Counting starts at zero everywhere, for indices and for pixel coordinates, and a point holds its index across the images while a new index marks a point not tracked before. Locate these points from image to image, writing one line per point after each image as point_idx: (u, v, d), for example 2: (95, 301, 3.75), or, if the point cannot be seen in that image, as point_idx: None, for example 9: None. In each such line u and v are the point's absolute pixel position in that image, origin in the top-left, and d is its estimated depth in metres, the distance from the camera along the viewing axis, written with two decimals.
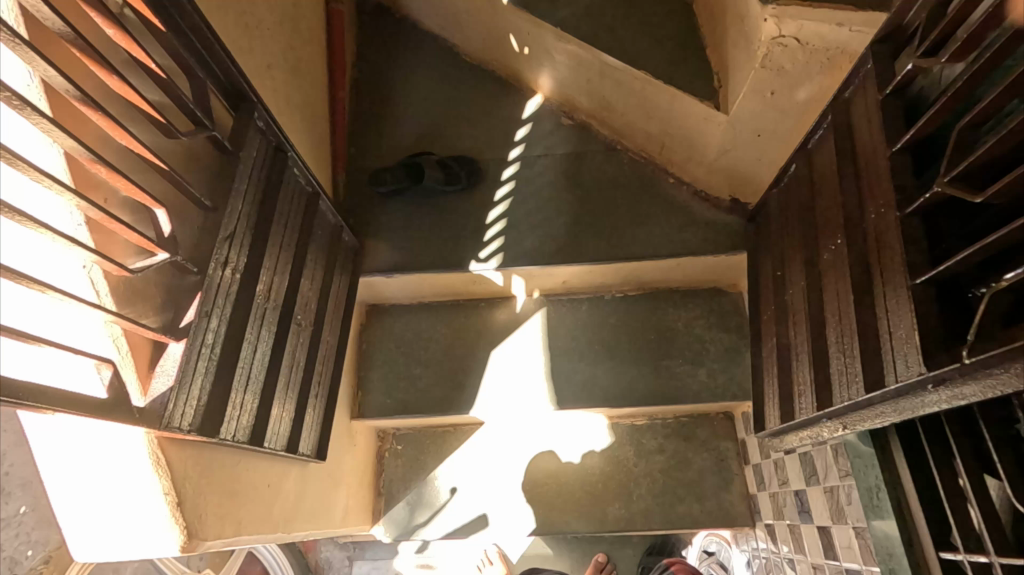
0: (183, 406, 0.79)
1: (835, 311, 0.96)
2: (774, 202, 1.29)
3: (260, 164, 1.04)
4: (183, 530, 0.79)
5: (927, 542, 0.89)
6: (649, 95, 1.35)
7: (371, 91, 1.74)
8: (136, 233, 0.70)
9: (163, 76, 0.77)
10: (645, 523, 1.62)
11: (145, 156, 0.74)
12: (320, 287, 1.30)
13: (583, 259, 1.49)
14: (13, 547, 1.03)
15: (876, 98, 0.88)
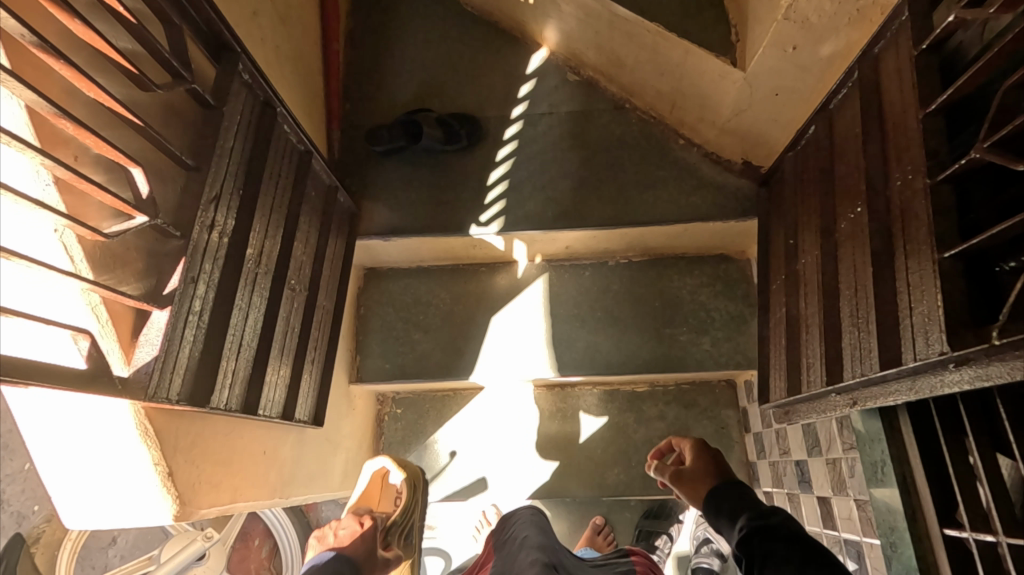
0: (169, 376, 0.76)
1: (851, 283, 0.92)
2: (791, 166, 1.23)
3: (247, 121, 0.98)
4: (175, 500, 0.78)
5: (931, 517, 0.88)
6: (662, 51, 1.27)
7: (367, 43, 1.65)
8: (110, 194, 0.66)
9: (133, 21, 0.70)
10: (643, 489, 1.63)
11: (117, 111, 0.69)
12: (314, 250, 1.25)
13: (586, 224, 1.44)
14: (20, 501, 1.11)
15: (909, 55, 0.81)
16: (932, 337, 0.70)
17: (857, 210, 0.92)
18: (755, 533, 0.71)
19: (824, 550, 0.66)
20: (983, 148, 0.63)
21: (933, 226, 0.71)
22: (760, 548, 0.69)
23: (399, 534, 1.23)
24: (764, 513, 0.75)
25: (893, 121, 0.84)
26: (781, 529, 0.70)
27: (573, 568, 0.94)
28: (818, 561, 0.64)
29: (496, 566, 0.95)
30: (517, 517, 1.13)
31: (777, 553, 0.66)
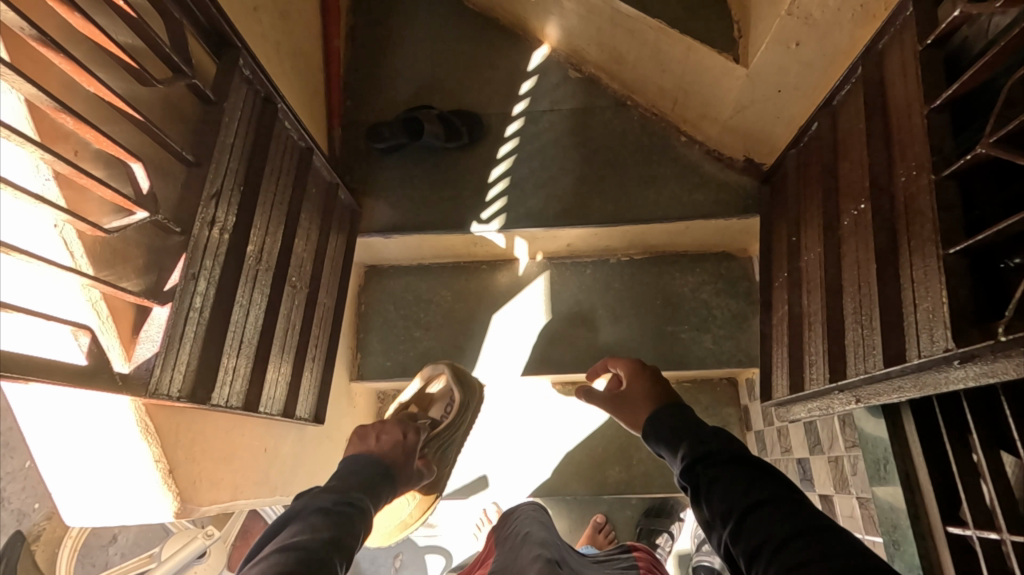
0: (170, 372, 0.76)
1: (854, 281, 0.91)
2: (793, 163, 1.22)
3: (248, 117, 0.97)
4: (176, 497, 0.78)
5: (934, 515, 0.88)
6: (663, 47, 1.26)
7: (367, 39, 1.65)
8: (110, 189, 0.65)
9: (133, 15, 0.70)
10: (644, 487, 1.63)
11: (117, 106, 0.68)
12: (315, 247, 1.25)
13: (587, 221, 1.44)
14: None
15: (914, 50, 0.80)
16: (937, 333, 0.69)
17: (861, 206, 0.91)
18: (696, 460, 0.72)
19: (765, 464, 0.69)
20: (989, 143, 0.63)
21: (938, 222, 0.70)
22: (704, 475, 0.70)
23: (435, 449, 1.22)
24: (701, 437, 0.76)
25: (898, 117, 0.84)
26: (721, 453, 0.72)
27: (575, 564, 0.93)
28: (763, 479, 0.66)
29: (498, 561, 0.95)
30: (519, 512, 1.12)
31: (723, 477, 0.68)
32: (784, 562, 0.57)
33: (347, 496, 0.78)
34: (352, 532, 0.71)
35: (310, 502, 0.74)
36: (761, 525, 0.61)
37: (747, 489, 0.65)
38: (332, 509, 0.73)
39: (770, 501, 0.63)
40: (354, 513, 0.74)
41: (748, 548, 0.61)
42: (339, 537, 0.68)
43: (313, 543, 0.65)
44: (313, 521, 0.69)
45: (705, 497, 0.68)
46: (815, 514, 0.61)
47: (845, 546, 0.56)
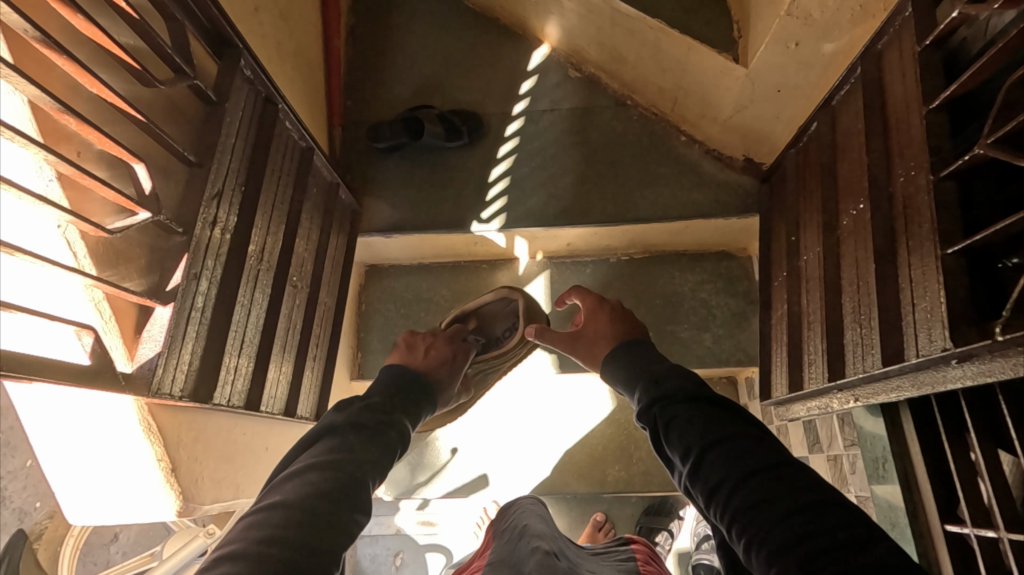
0: (172, 371, 0.76)
1: (853, 280, 0.92)
2: (792, 162, 1.23)
3: (249, 117, 0.98)
4: (178, 495, 0.79)
5: (932, 513, 0.89)
6: (663, 47, 1.27)
7: (367, 39, 1.65)
8: (113, 190, 0.66)
9: (136, 16, 0.70)
10: (644, 485, 1.63)
11: (120, 107, 0.69)
12: (316, 246, 1.25)
13: (587, 221, 1.44)
14: None
15: (913, 51, 0.81)
16: (934, 333, 0.70)
17: (860, 206, 0.92)
18: (654, 402, 0.74)
19: (721, 401, 0.71)
20: (987, 144, 0.63)
21: (936, 222, 0.71)
22: (663, 415, 0.71)
23: (477, 370, 1.15)
24: (658, 377, 0.78)
25: (897, 117, 0.84)
26: (678, 393, 0.73)
27: (575, 557, 0.93)
28: (719, 416, 0.68)
29: (496, 553, 0.94)
30: (518, 505, 1.12)
31: (681, 416, 0.69)
32: (743, 498, 0.59)
33: (387, 413, 0.76)
34: (386, 450, 0.71)
35: (351, 414, 0.73)
36: (719, 462, 0.63)
37: (704, 427, 0.67)
38: (371, 427, 0.72)
39: (728, 437, 0.65)
40: (391, 429, 0.73)
41: (706, 483, 0.63)
42: (372, 460, 0.68)
43: (344, 466, 0.65)
44: (349, 438, 0.69)
45: (664, 435, 0.70)
46: (771, 448, 0.64)
47: (799, 478, 0.59)
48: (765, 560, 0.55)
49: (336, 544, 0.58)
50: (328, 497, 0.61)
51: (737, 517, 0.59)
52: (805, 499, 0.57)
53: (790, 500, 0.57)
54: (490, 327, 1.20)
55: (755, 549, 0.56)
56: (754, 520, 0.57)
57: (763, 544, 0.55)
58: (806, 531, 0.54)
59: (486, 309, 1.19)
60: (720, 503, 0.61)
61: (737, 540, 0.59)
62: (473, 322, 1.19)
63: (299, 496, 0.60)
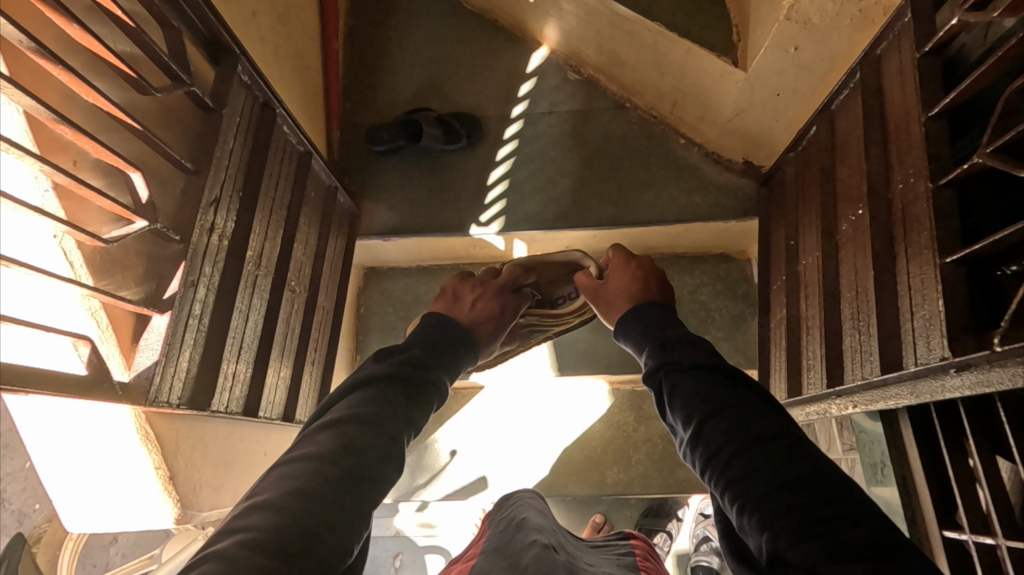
0: (170, 380, 0.76)
1: (851, 286, 0.92)
2: (791, 166, 1.23)
3: (247, 123, 0.97)
4: (176, 503, 0.79)
5: (930, 519, 0.89)
6: (663, 50, 1.26)
7: (366, 41, 1.64)
8: (109, 199, 0.66)
9: (131, 24, 0.70)
10: (644, 487, 1.63)
11: (116, 115, 0.68)
12: (314, 251, 1.25)
13: (586, 224, 1.44)
14: None
15: (912, 57, 0.80)
16: (933, 342, 0.70)
17: (859, 212, 0.91)
18: (662, 365, 0.72)
19: (729, 369, 0.70)
20: (986, 153, 0.63)
21: (935, 231, 0.71)
22: (669, 380, 0.70)
23: (522, 330, 1.09)
24: (666, 342, 0.76)
25: (896, 123, 0.84)
26: (684, 359, 0.72)
27: (573, 550, 0.93)
28: (722, 385, 0.67)
29: (493, 544, 0.93)
30: (515, 499, 1.12)
31: (687, 382, 0.68)
32: (740, 467, 0.59)
33: (421, 368, 0.74)
34: (418, 407, 0.70)
35: (382, 369, 0.72)
36: (719, 430, 0.63)
37: (709, 395, 0.66)
38: (411, 384, 0.71)
39: (732, 407, 0.64)
40: (423, 387, 0.72)
41: (705, 449, 0.63)
42: (403, 417, 0.67)
43: (373, 422, 0.64)
44: (379, 394, 0.68)
45: (668, 399, 0.69)
46: (773, 419, 0.63)
47: (797, 452, 0.59)
48: (757, 528, 0.56)
49: (361, 499, 0.58)
50: (355, 454, 0.60)
51: (733, 485, 0.59)
52: (802, 473, 0.57)
53: (786, 471, 0.57)
54: (552, 287, 1.08)
55: (749, 515, 0.57)
56: (749, 489, 0.58)
57: (757, 512, 0.56)
58: (800, 502, 0.55)
59: (549, 266, 1.07)
60: (717, 470, 0.61)
61: (731, 506, 0.59)
62: (533, 277, 1.06)
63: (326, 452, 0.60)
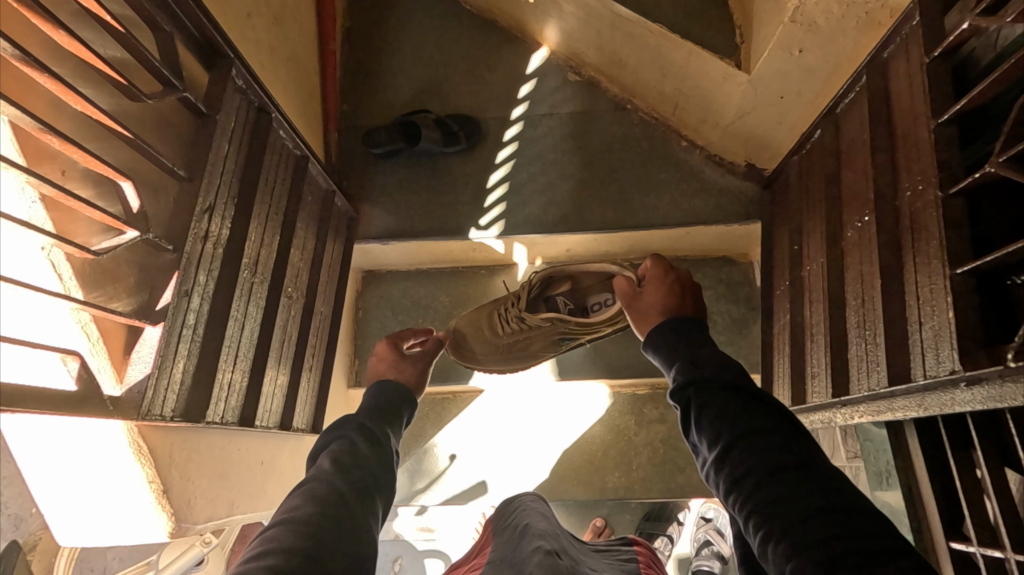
0: (163, 393, 0.75)
1: (857, 294, 0.90)
2: (795, 170, 1.21)
3: (242, 128, 0.96)
4: (171, 517, 0.77)
5: (937, 530, 0.87)
6: (665, 52, 1.24)
7: (364, 42, 1.62)
8: (98, 210, 0.64)
9: (120, 29, 0.69)
10: (644, 492, 1.62)
11: (106, 123, 0.67)
12: (312, 256, 1.23)
13: (587, 228, 1.42)
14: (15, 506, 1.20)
15: (921, 62, 0.79)
16: (943, 353, 0.68)
17: (865, 218, 0.90)
18: (690, 383, 0.72)
19: (759, 393, 0.69)
20: (999, 162, 0.62)
21: (945, 240, 0.69)
22: (697, 398, 0.70)
23: (544, 336, 1.21)
24: (698, 359, 0.76)
25: (904, 129, 0.82)
26: (715, 378, 0.72)
27: (577, 556, 0.92)
28: (753, 410, 0.67)
29: (498, 553, 0.92)
30: (519, 504, 1.11)
31: (716, 403, 0.68)
32: (767, 494, 0.60)
33: (372, 429, 0.86)
34: (377, 465, 0.81)
35: (335, 436, 0.83)
36: (747, 454, 0.63)
37: (738, 419, 0.66)
38: (371, 436, 0.84)
39: (761, 432, 0.65)
40: (377, 446, 0.83)
41: (731, 473, 0.63)
42: (369, 466, 0.79)
43: (347, 471, 0.76)
44: (338, 454, 0.78)
45: (696, 418, 0.69)
46: (802, 447, 0.63)
47: (825, 482, 0.60)
48: (781, 556, 0.56)
49: (343, 546, 0.67)
50: (330, 509, 0.70)
51: (757, 511, 0.60)
52: (829, 505, 0.57)
53: (813, 502, 0.58)
54: (584, 295, 1.20)
55: (773, 544, 0.57)
56: (776, 516, 0.58)
57: (781, 541, 0.56)
58: (826, 534, 0.55)
59: (585, 276, 1.20)
60: (741, 494, 0.62)
61: (753, 534, 0.60)
62: (566, 285, 1.21)
63: (312, 509, 0.70)
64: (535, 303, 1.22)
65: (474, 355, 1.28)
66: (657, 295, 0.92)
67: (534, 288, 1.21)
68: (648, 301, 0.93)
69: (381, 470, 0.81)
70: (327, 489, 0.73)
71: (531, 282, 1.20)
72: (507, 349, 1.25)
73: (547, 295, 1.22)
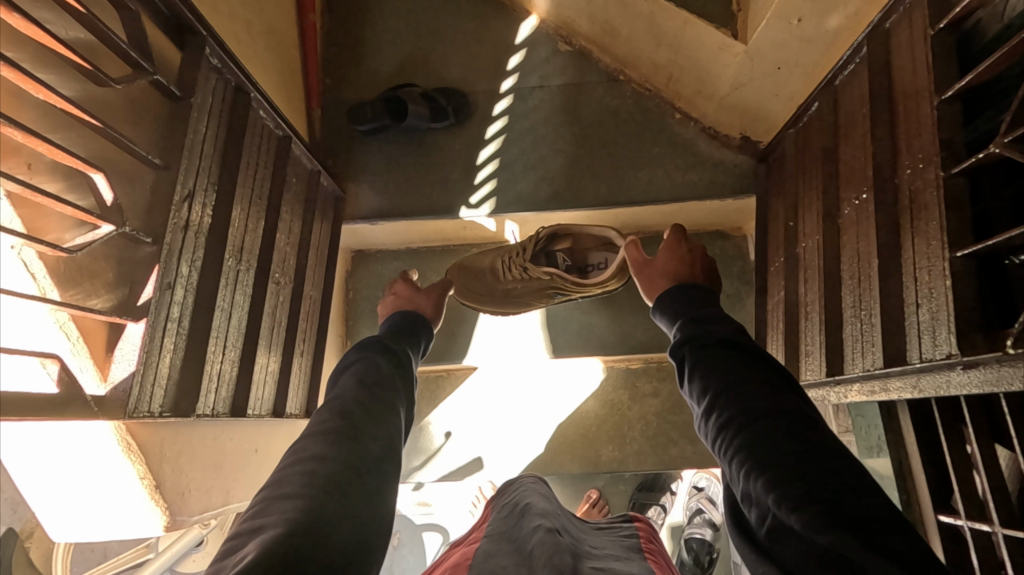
0: (150, 388, 0.74)
1: (853, 273, 0.89)
2: (791, 143, 1.19)
3: (219, 109, 0.92)
4: (165, 509, 0.76)
5: (926, 503, 0.89)
6: (659, 21, 1.20)
7: (344, 12, 1.55)
8: (70, 205, 0.61)
9: (82, 10, 0.65)
10: (637, 465, 1.64)
11: (71, 112, 0.63)
12: (298, 239, 1.20)
13: (579, 205, 1.40)
14: None
15: (924, 35, 0.76)
16: (939, 337, 0.68)
17: (862, 196, 0.88)
18: (688, 340, 0.73)
19: (753, 348, 0.69)
20: (1003, 143, 0.60)
21: (946, 222, 0.68)
22: (693, 353, 0.71)
23: (545, 289, 1.19)
24: (701, 320, 0.76)
25: (905, 103, 0.80)
26: (712, 333, 0.72)
27: (578, 533, 0.92)
28: (746, 362, 0.67)
29: (497, 529, 0.92)
30: (519, 484, 1.11)
31: (710, 356, 0.69)
32: (752, 435, 0.59)
33: (392, 349, 0.85)
34: (400, 384, 0.80)
35: (360, 355, 0.82)
36: (735, 402, 0.63)
37: (730, 370, 0.66)
38: (393, 354, 0.84)
39: (751, 381, 0.64)
40: (399, 367, 0.83)
41: (719, 419, 0.63)
42: (393, 381, 0.79)
43: (373, 387, 0.76)
44: (362, 373, 0.78)
45: (690, 370, 0.70)
46: (792, 398, 0.63)
47: (812, 428, 0.59)
48: (761, 491, 0.55)
49: (369, 458, 0.68)
50: (356, 422, 0.71)
51: (742, 453, 0.59)
52: (815, 448, 0.56)
53: (797, 444, 0.57)
54: (586, 257, 1.20)
55: (755, 480, 0.56)
56: (758, 455, 0.57)
57: (761, 474, 0.56)
58: (808, 471, 0.54)
59: (585, 237, 1.20)
60: (728, 439, 0.61)
61: (738, 478, 0.59)
62: (569, 244, 1.21)
63: (339, 422, 0.70)
64: (538, 256, 1.20)
65: (485, 298, 1.26)
66: (665, 263, 0.93)
67: (539, 240, 1.19)
68: (656, 268, 0.93)
69: (403, 391, 0.80)
70: (351, 406, 0.73)
71: (538, 234, 1.18)
72: (508, 298, 1.25)
73: (549, 249, 1.21)
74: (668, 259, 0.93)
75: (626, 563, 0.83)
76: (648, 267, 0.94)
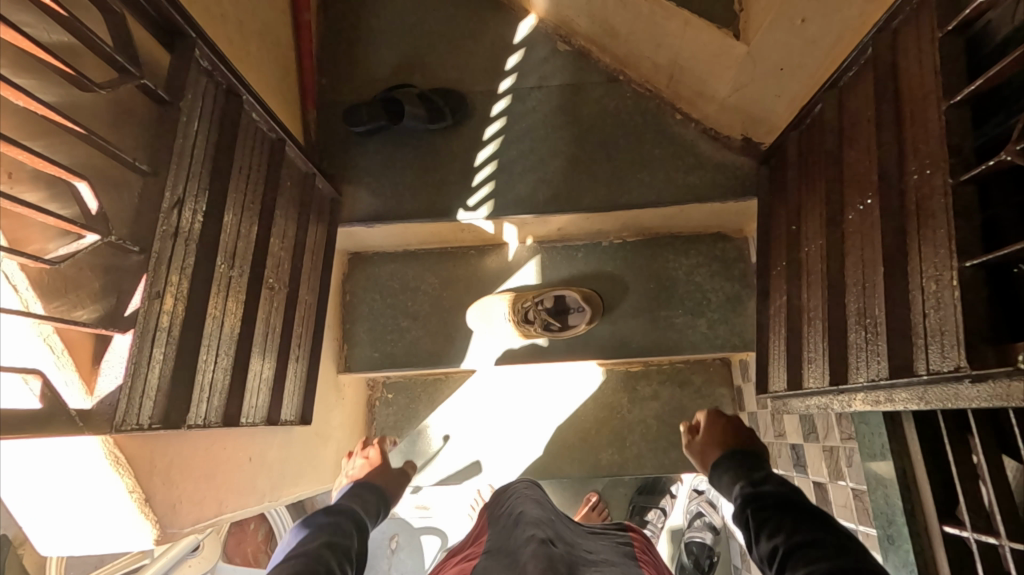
0: (139, 401, 0.72)
1: (857, 280, 0.88)
2: (794, 145, 1.17)
3: (210, 113, 0.90)
4: (156, 524, 0.73)
5: (930, 513, 0.86)
6: (660, 21, 1.18)
7: (340, 11, 1.53)
8: (53, 215, 0.59)
9: (63, 13, 0.63)
10: (636, 468, 1.62)
11: (54, 119, 0.61)
12: (293, 243, 1.18)
13: (578, 207, 1.38)
14: None
15: (931, 37, 0.74)
16: (948, 348, 0.66)
17: (867, 201, 0.86)
18: (747, 504, 0.73)
19: (814, 508, 0.68)
20: (1015, 150, 0.58)
21: (954, 231, 0.66)
22: (754, 515, 0.70)
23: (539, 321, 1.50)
24: (760, 482, 0.77)
25: (911, 107, 0.78)
26: (771, 494, 0.72)
27: (572, 539, 0.91)
28: (809, 521, 0.65)
29: (493, 542, 0.90)
30: (513, 491, 1.10)
31: (770, 516, 0.68)
32: None
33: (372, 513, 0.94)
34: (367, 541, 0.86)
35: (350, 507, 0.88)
36: (804, 557, 0.60)
37: (793, 528, 0.65)
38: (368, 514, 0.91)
39: (815, 533, 0.63)
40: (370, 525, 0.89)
41: None
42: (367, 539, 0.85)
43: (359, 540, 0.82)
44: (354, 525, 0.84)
45: (754, 534, 0.69)
46: (864, 555, 0.59)
47: None
48: None
49: None
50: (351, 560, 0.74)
51: None
52: None
53: None
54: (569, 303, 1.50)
55: None
56: None
57: None
58: None
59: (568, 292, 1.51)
60: None
61: None
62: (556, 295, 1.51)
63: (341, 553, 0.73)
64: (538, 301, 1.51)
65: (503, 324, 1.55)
66: (716, 432, 0.97)
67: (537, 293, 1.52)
68: (712, 431, 0.98)
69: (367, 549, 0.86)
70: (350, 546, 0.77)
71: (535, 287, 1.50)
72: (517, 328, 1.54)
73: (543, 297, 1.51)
74: (716, 429, 0.98)
75: (622, 570, 0.82)
76: (699, 440, 0.99)
